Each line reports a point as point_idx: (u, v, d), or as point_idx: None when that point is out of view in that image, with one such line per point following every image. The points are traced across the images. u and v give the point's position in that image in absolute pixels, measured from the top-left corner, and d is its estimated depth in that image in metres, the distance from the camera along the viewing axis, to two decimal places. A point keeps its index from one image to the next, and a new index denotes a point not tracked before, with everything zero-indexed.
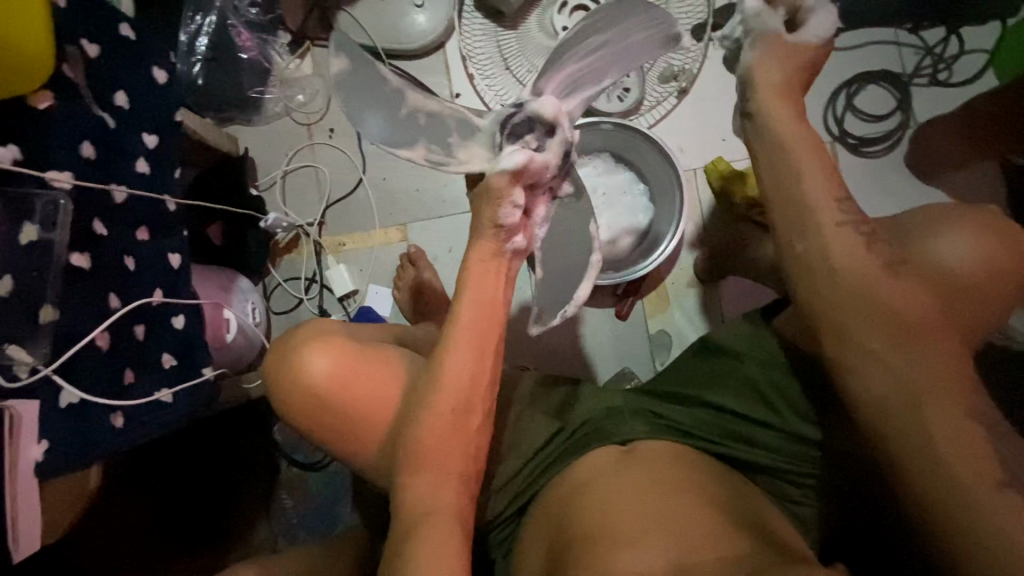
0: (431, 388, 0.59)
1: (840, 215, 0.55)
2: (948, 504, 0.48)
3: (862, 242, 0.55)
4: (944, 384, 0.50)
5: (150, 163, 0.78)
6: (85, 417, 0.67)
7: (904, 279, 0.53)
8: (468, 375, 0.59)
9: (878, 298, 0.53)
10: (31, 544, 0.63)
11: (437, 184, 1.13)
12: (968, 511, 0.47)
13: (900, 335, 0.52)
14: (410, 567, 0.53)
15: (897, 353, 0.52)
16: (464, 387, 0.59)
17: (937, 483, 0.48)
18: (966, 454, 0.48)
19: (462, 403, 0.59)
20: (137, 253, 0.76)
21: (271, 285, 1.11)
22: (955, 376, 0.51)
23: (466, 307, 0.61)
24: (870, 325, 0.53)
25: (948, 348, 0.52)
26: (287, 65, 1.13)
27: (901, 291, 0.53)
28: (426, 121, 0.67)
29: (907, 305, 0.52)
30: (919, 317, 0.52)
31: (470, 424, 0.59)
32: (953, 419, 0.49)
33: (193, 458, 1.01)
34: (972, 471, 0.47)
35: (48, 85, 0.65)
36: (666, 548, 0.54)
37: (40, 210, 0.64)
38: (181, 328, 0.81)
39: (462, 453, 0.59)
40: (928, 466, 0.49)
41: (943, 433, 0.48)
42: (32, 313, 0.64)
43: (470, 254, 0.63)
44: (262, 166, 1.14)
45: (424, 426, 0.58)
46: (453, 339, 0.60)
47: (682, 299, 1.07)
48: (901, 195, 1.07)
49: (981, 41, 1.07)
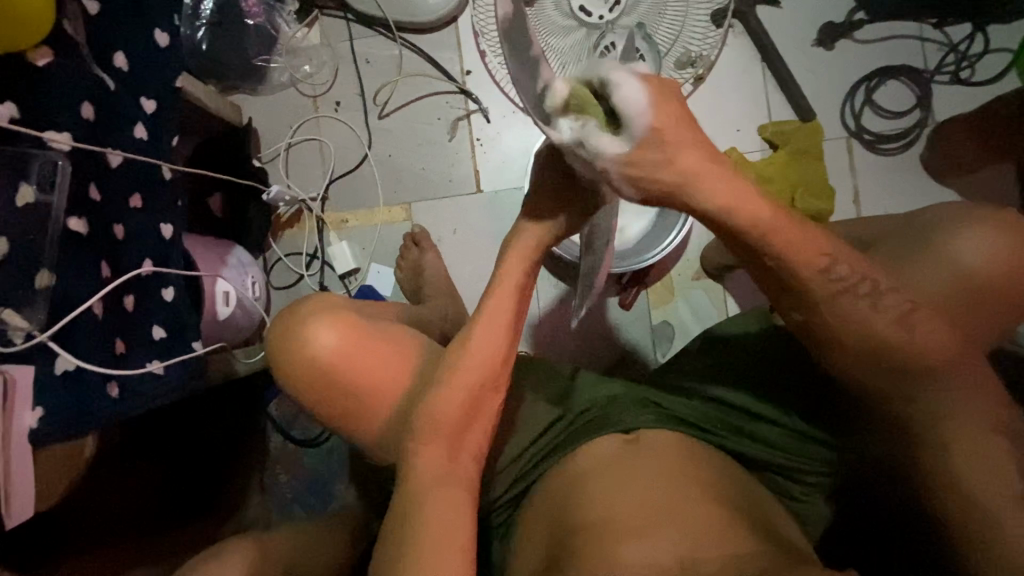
0: (452, 368, 0.58)
1: (833, 285, 0.53)
2: (973, 520, 0.51)
3: (866, 299, 0.54)
4: (969, 410, 0.53)
5: (149, 128, 0.75)
6: (80, 384, 0.66)
7: (926, 310, 0.54)
8: (498, 358, 0.59)
9: (886, 334, 0.53)
10: (25, 509, 0.64)
11: (444, 164, 1.11)
12: (986, 524, 0.51)
13: (905, 372, 0.54)
14: (415, 543, 0.52)
15: (919, 380, 0.53)
16: (493, 365, 0.58)
17: (963, 502, 0.52)
18: (990, 473, 0.51)
19: (486, 383, 0.58)
20: (128, 221, 0.73)
21: (271, 260, 1.09)
22: (983, 399, 0.53)
23: (505, 284, 0.60)
24: (865, 368, 0.55)
25: (972, 362, 0.54)
26: (295, 34, 1.10)
27: (918, 318, 0.53)
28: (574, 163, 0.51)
29: (924, 337, 0.53)
30: (938, 344, 0.53)
31: (488, 405, 0.59)
32: (975, 440, 0.52)
33: (190, 431, 1.01)
34: (988, 488, 0.51)
35: (48, 42, 0.62)
36: (675, 544, 0.54)
37: (37, 170, 0.62)
38: (170, 300, 0.78)
39: (482, 432, 0.59)
40: (950, 483, 0.52)
41: (966, 455, 0.52)
42: (29, 278, 0.62)
43: (509, 247, 0.62)
44: (266, 138, 1.11)
45: (444, 400, 0.57)
46: (480, 317, 0.60)
47: (687, 292, 1.06)
48: (917, 195, 1.05)
49: (1005, 40, 1.05)
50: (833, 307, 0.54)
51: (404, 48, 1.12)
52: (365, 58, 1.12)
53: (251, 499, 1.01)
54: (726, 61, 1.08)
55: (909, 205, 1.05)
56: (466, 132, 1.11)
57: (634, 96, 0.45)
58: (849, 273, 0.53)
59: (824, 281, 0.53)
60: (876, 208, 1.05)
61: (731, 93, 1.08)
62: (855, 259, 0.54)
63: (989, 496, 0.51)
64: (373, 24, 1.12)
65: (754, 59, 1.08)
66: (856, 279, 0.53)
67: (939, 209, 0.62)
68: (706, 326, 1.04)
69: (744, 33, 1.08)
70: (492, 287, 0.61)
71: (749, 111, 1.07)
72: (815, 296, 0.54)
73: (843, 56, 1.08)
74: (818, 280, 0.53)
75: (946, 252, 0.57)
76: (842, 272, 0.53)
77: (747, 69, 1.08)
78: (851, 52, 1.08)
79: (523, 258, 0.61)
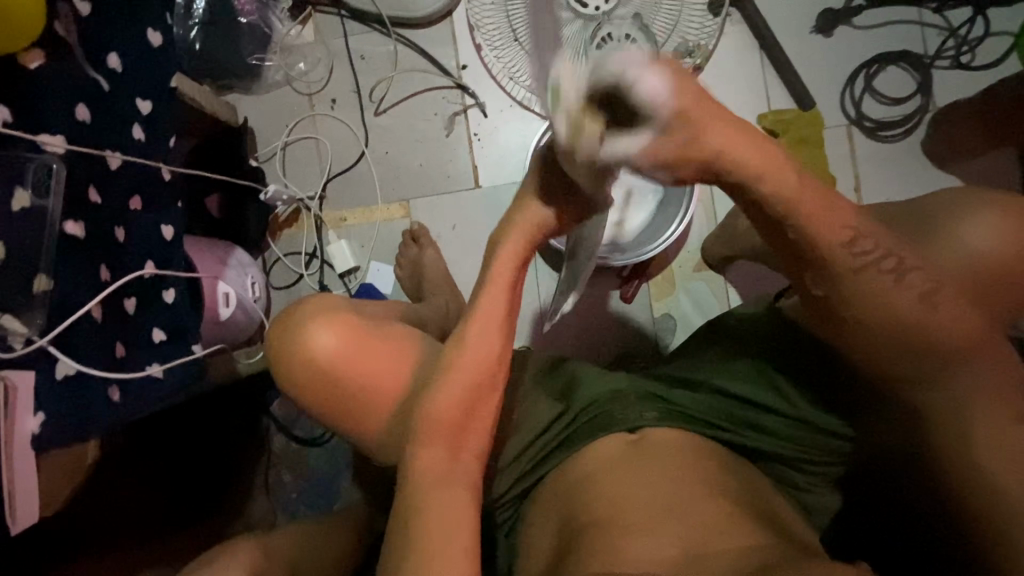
0: (448, 368, 0.58)
1: (866, 249, 0.52)
2: (997, 509, 0.52)
3: (891, 280, 0.52)
4: (993, 399, 0.53)
5: (146, 130, 0.74)
6: (82, 389, 0.66)
7: (949, 299, 0.53)
8: (492, 356, 0.58)
9: (917, 326, 0.53)
10: (29, 516, 0.65)
11: (442, 159, 1.10)
12: (1010, 511, 0.51)
13: (924, 358, 0.54)
14: (420, 538, 0.53)
15: (945, 369, 0.54)
16: (485, 364, 0.58)
17: (985, 485, 0.52)
18: (1004, 466, 0.52)
19: (483, 383, 0.58)
20: (130, 223, 0.73)
21: (271, 260, 1.09)
22: (1003, 386, 0.54)
23: (499, 274, 0.59)
24: (884, 357, 0.55)
25: (992, 354, 0.54)
26: (288, 32, 1.09)
27: (936, 303, 0.53)
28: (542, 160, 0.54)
29: (945, 323, 0.53)
30: (958, 330, 0.53)
31: (487, 401, 0.58)
32: (996, 426, 0.53)
33: (193, 434, 1.01)
34: (1009, 476, 0.52)
35: (38, 44, 0.63)
36: (681, 536, 0.54)
37: (32, 175, 0.62)
38: (173, 303, 0.77)
39: (481, 429, 0.58)
40: (971, 469, 0.53)
41: (988, 441, 0.53)
42: (27, 283, 0.62)
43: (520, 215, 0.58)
44: (262, 137, 1.11)
45: (440, 396, 0.57)
46: (473, 318, 0.59)
47: (688, 284, 1.05)
48: (919, 182, 1.04)
49: (1005, 23, 1.04)
50: (856, 284, 0.53)
51: (399, 43, 1.11)
52: (361, 54, 1.11)
53: (256, 500, 1.01)
54: (723, 51, 1.07)
55: (909, 192, 1.05)
56: (463, 127, 1.11)
57: (650, 88, 0.42)
58: (873, 246, 0.52)
59: (854, 247, 0.52)
60: (878, 196, 1.05)
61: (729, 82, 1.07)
62: (872, 244, 0.52)
63: (1008, 493, 0.51)
64: (367, 20, 1.11)
65: (752, 48, 1.07)
66: (879, 253, 0.52)
67: (945, 193, 0.61)
68: (707, 317, 1.04)
69: (742, 21, 1.07)
70: (483, 282, 0.59)
71: (748, 99, 1.07)
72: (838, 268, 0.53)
73: (841, 42, 1.07)
74: (844, 246, 0.52)
75: (958, 241, 0.56)
76: (863, 252, 0.52)
77: (744, 57, 1.07)
78: (850, 38, 1.07)
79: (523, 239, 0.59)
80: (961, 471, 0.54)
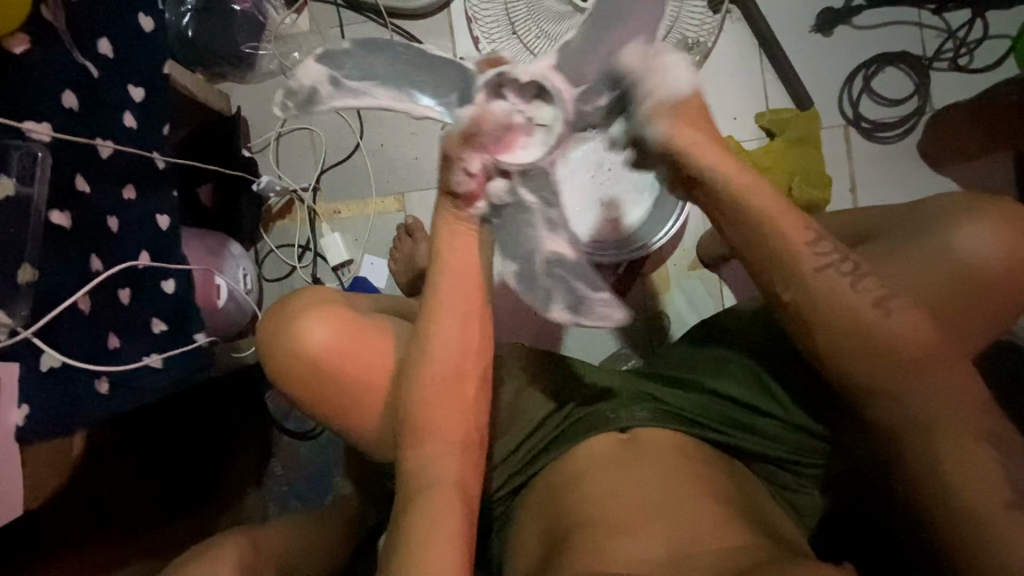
0: (420, 362, 0.58)
1: (819, 259, 0.55)
2: (965, 525, 0.51)
3: (851, 281, 0.55)
4: (963, 412, 0.53)
5: (138, 117, 0.73)
6: (68, 380, 0.65)
7: (903, 308, 0.54)
8: (458, 348, 0.59)
9: (881, 336, 0.53)
10: (12, 510, 0.64)
11: (438, 153, 1.09)
12: (979, 529, 0.50)
13: (892, 370, 0.53)
14: (412, 537, 0.53)
15: (905, 383, 0.53)
16: (454, 357, 0.58)
17: (957, 502, 0.52)
18: (977, 475, 0.51)
19: (460, 375, 0.59)
20: (122, 211, 0.72)
21: (263, 252, 1.08)
22: (971, 398, 0.53)
23: (452, 276, 0.59)
24: (859, 364, 0.54)
25: (958, 368, 0.54)
26: (283, 20, 1.07)
27: (897, 320, 0.53)
28: (409, 61, 0.63)
29: (907, 336, 0.53)
30: (920, 343, 0.53)
31: (465, 392, 0.59)
32: (959, 444, 0.52)
33: (184, 426, 1.01)
34: (977, 493, 0.51)
35: (24, 28, 0.61)
36: (668, 538, 0.54)
37: (17, 162, 0.61)
38: (172, 292, 0.78)
39: (463, 420, 0.58)
40: (936, 484, 0.53)
41: (953, 456, 0.52)
42: (10, 273, 0.61)
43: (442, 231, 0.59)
44: (256, 127, 1.09)
45: (420, 393, 0.58)
46: (436, 316, 0.59)
47: (682, 283, 1.05)
48: (914, 184, 1.04)
49: (1004, 26, 1.04)
50: (814, 284, 0.55)
51: (396, 34, 1.09)
52: None
53: (246, 491, 1.01)
54: (722, 49, 1.07)
55: (905, 195, 1.05)
56: None
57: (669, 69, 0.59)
58: (831, 250, 0.56)
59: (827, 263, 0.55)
60: (874, 198, 1.05)
61: (728, 81, 1.07)
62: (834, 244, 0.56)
63: (982, 505, 0.51)
64: (364, 10, 1.09)
65: (751, 46, 1.06)
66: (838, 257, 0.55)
67: (944, 199, 0.61)
68: (702, 316, 1.04)
69: (742, 19, 1.07)
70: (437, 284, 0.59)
71: (746, 97, 1.06)
72: (804, 269, 0.55)
73: (841, 42, 1.06)
74: (805, 252, 0.55)
75: (950, 248, 0.57)
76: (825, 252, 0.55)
77: (743, 56, 1.07)
78: (849, 38, 1.06)
79: (467, 259, 0.59)
80: (928, 484, 0.53)
